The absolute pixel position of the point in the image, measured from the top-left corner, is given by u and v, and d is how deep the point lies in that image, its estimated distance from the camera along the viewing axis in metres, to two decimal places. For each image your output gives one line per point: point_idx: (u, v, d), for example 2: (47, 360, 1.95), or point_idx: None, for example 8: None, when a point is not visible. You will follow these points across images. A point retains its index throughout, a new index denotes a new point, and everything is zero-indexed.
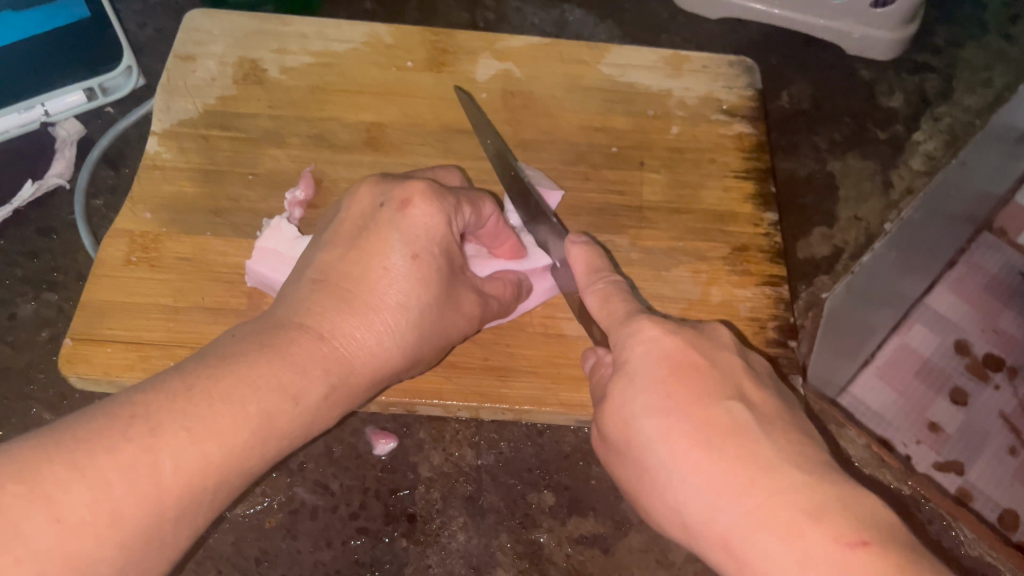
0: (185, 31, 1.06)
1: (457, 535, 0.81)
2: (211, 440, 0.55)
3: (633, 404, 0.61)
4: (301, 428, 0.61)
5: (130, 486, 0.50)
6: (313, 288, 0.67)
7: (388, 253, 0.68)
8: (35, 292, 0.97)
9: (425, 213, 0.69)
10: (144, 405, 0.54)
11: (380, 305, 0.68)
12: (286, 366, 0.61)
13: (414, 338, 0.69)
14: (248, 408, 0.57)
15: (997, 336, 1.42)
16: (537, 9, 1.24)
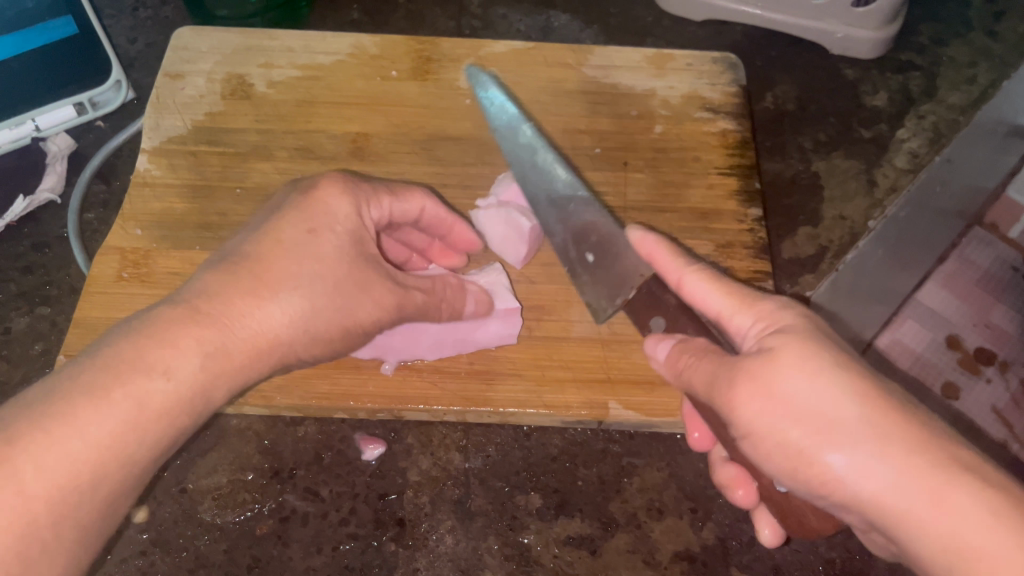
0: (174, 49, 1.07)
1: (445, 539, 0.82)
2: (74, 440, 0.56)
3: (805, 367, 0.60)
4: (191, 403, 0.62)
5: (1, 503, 0.52)
6: (209, 268, 0.67)
7: (283, 230, 0.70)
8: (29, 307, 0.98)
9: (332, 201, 0.73)
10: (8, 423, 0.55)
11: (272, 279, 0.68)
12: (162, 347, 0.61)
13: (313, 308, 0.69)
14: (113, 398, 0.58)
15: (989, 331, 1.44)
16: (523, 15, 1.26)
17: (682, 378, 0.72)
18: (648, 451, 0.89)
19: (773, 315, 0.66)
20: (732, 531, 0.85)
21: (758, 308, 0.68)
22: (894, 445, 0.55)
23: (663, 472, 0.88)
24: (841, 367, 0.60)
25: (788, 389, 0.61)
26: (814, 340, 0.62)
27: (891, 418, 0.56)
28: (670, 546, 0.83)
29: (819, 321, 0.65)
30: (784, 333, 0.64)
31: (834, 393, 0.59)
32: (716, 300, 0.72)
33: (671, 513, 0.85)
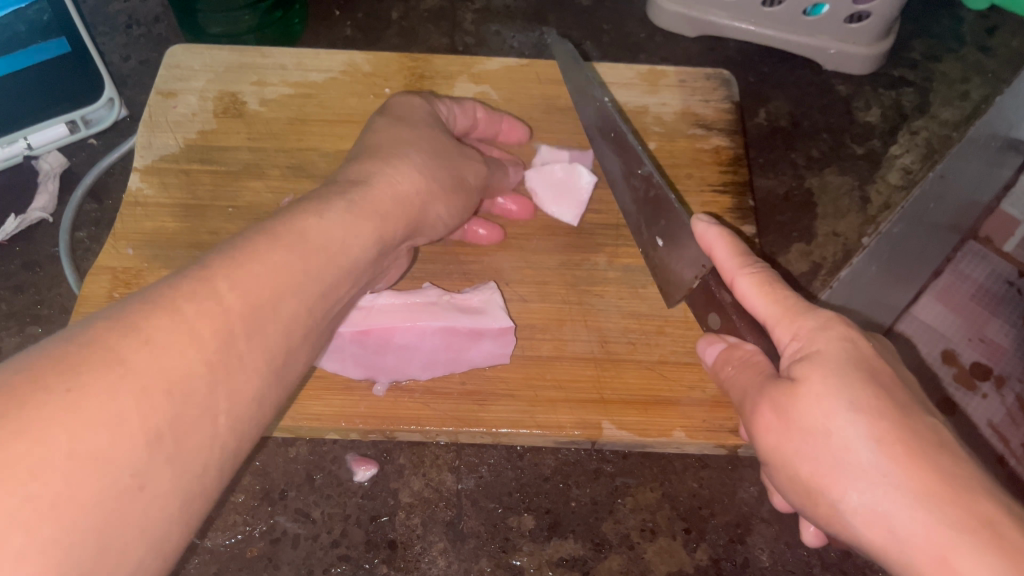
0: (167, 68, 1.07)
1: (437, 561, 0.82)
2: (268, 272, 0.59)
3: (839, 400, 0.61)
4: (328, 261, 0.66)
5: (200, 314, 0.52)
6: (350, 163, 0.81)
7: (396, 127, 0.86)
8: (19, 327, 0.98)
9: (410, 100, 0.91)
10: (210, 262, 0.57)
11: (400, 156, 0.81)
12: (322, 213, 0.69)
13: (430, 167, 0.83)
14: (291, 245, 0.63)
15: (984, 344, 1.43)
16: (516, 32, 1.26)
17: (727, 386, 0.75)
18: (641, 471, 0.88)
19: (830, 335, 0.65)
20: (725, 552, 0.84)
21: (807, 321, 0.68)
22: (905, 487, 0.55)
23: (656, 492, 0.87)
24: (875, 407, 0.59)
25: (812, 422, 0.62)
26: (849, 370, 0.62)
27: (918, 463, 0.55)
28: (664, 567, 0.83)
29: (858, 343, 0.65)
30: (820, 358, 0.64)
31: (860, 431, 0.59)
32: (760, 306, 0.72)
33: (664, 534, 0.85)
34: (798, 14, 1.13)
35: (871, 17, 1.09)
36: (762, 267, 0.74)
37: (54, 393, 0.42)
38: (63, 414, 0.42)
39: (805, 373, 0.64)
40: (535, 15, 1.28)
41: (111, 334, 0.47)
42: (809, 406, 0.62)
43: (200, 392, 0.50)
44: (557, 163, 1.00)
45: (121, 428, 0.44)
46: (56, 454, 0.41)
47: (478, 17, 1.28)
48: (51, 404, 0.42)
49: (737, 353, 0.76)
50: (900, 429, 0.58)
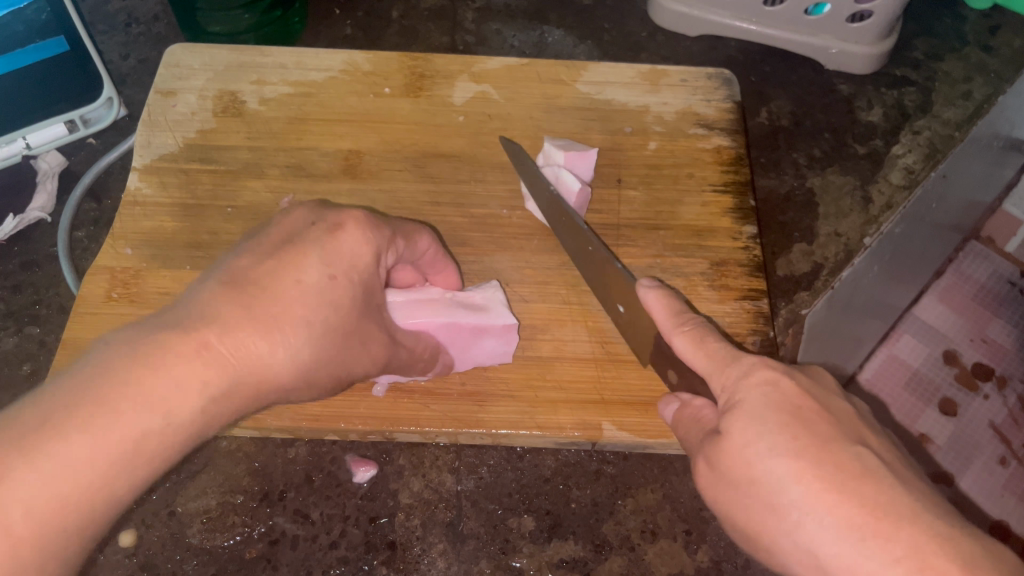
0: (166, 66, 1.06)
1: (437, 563, 0.81)
2: (268, 328, 0.62)
3: (758, 444, 0.59)
4: (340, 327, 0.67)
5: (193, 373, 0.57)
6: (219, 287, 0.62)
7: (303, 268, 0.65)
8: (17, 326, 0.98)
9: (354, 239, 0.68)
10: (215, 311, 0.60)
11: (285, 318, 0.63)
12: (305, 283, 0.64)
13: (349, 293, 0.67)
14: (298, 308, 0.64)
15: (987, 346, 1.43)
16: (516, 31, 1.25)
17: (687, 449, 0.72)
18: (642, 472, 0.88)
19: (751, 380, 0.63)
20: (727, 553, 0.84)
21: (732, 371, 0.65)
22: (834, 523, 0.54)
23: (657, 493, 0.87)
24: (796, 444, 0.58)
25: (739, 467, 0.60)
26: (771, 414, 0.60)
27: (842, 497, 0.55)
28: (664, 569, 0.83)
29: (781, 384, 0.62)
30: (742, 409, 0.62)
31: (787, 473, 0.57)
32: (698, 363, 0.69)
33: (665, 535, 0.84)
34: (800, 13, 1.13)
35: (873, 16, 1.09)
36: (698, 323, 0.71)
37: (72, 419, 0.52)
38: (72, 442, 0.52)
39: (732, 423, 0.62)
40: (535, 14, 1.27)
41: (133, 364, 0.56)
42: (742, 453, 0.61)
43: (201, 424, 0.58)
44: (571, 148, 0.97)
45: (118, 458, 0.53)
46: (54, 475, 0.51)
47: (478, 16, 1.27)
48: (64, 428, 0.52)
49: (693, 407, 0.72)
50: (822, 464, 0.56)
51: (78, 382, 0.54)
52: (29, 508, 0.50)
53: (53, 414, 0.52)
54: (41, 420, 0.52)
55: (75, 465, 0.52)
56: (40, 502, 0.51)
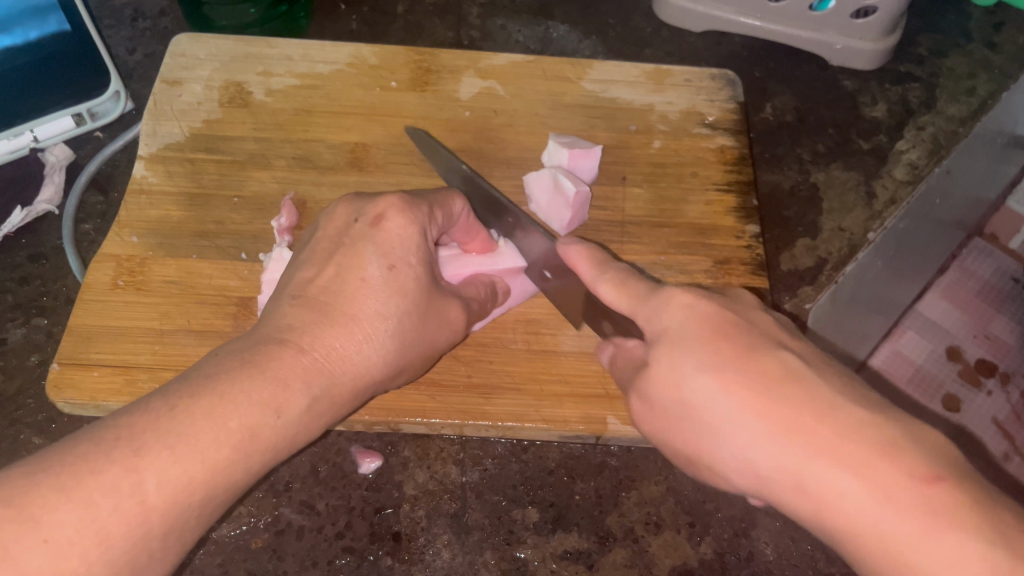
0: (172, 56, 1.07)
1: (442, 553, 0.82)
2: (347, 328, 0.68)
3: (766, 421, 0.56)
4: (416, 321, 0.72)
5: (287, 369, 0.64)
6: (293, 304, 0.69)
7: (364, 265, 0.71)
8: (25, 317, 0.98)
9: (399, 226, 0.73)
10: (296, 322, 0.67)
11: (358, 316, 0.69)
12: (366, 288, 0.70)
13: (416, 291, 0.72)
14: (368, 310, 0.70)
15: (988, 342, 1.43)
16: (522, 26, 1.26)
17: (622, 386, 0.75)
18: (645, 465, 0.88)
19: (672, 307, 0.65)
20: (730, 545, 0.84)
21: (654, 303, 0.67)
22: (856, 492, 0.52)
23: (661, 486, 0.87)
24: (736, 374, 0.59)
25: (681, 402, 0.61)
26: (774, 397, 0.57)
27: (859, 474, 0.52)
28: (667, 561, 0.83)
29: (698, 307, 0.64)
30: (666, 337, 0.64)
31: (730, 406, 0.58)
32: (680, 335, 0.64)
33: (669, 527, 0.85)
34: (805, 8, 1.13)
35: (877, 11, 1.09)
36: (621, 269, 0.73)
37: (195, 407, 0.58)
38: (198, 426, 0.57)
39: (656, 354, 0.64)
40: (540, 9, 1.27)
41: (239, 368, 0.62)
42: (673, 382, 0.62)
43: (304, 419, 0.64)
44: (575, 145, 0.97)
45: (236, 442, 0.59)
46: (187, 453, 0.56)
47: (484, 11, 1.27)
48: (189, 413, 0.57)
49: (627, 348, 0.75)
50: (773, 397, 0.57)
51: (200, 380, 0.60)
52: (162, 478, 0.54)
53: (178, 403, 0.58)
54: (168, 407, 0.57)
55: (203, 448, 0.57)
56: (173, 475, 0.55)
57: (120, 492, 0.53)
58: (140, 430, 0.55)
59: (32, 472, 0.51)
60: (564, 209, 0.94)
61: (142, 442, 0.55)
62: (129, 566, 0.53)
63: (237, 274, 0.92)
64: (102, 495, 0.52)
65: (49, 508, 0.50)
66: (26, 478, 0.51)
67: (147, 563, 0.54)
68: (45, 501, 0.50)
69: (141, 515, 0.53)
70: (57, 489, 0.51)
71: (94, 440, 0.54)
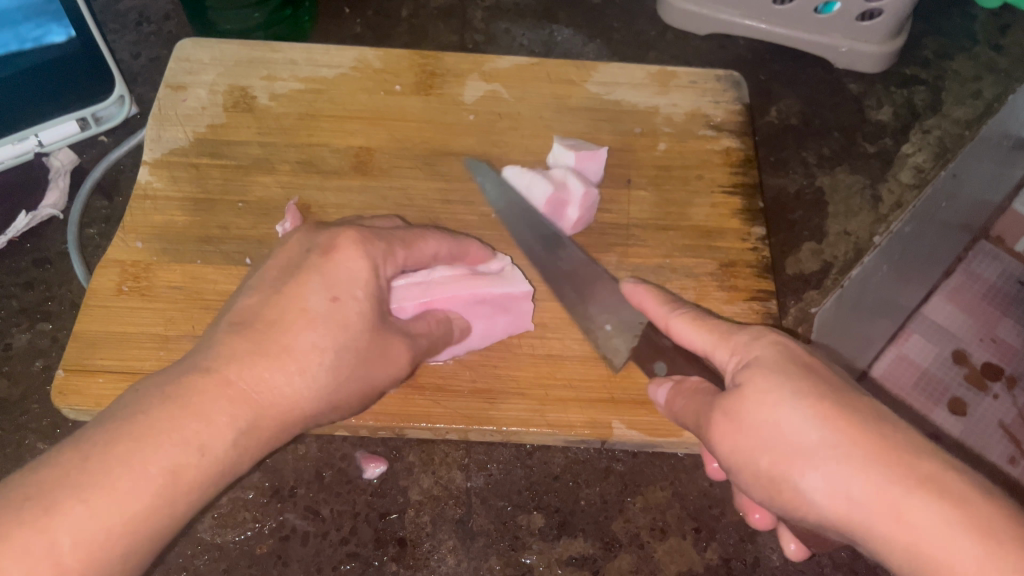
0: (176, 61, 1.07)
1: (447, 559, 0.82)
2: (285, 358, 0.65)
3: (778, 391, 0.58)
4: (357, 352, 0.68)
5: (215, 409, 0.61)
6: (230, 330, 0.65)
7: (306, 295, 0.67)
8: (29, 322, 0.98)
9: (349, 258, 0.70)
10: (228, 353, 0.64)
11: (293, 348, 0.65)
12: (301, 318, 0.66)
13: (356, 325, 0.68)
14: (303, 343, 0.65)
15: (996, 346, 1.40)
16: (526, 29, 1.25)
17: (680, 424, 0.72)
18: (651, 470, 0.88)
19: (761, 341, 0.63)
20: (736, 551, 0.84)
21: (738, 337, 0.65)
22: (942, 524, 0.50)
23: (666, 491, 0.87)
24: (811, 390, 0.58)
25: (752, 415, 0.59)
26: (785, 366, 0.60)
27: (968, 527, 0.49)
28: (673, 567, 0.83)
29: (790, 345, 0.62)
30: (758, 364, 0.61)
31: (804, 414, 0.57)
32: (697, 341, 0.70)
33: (674, 533, 0.85)
34: (809, 11, 1.13)
35: (883, 14, 1.09)
36: (692, 306, 0.74)
37: (109, 459, 0.57)
38: (112, 479, 0.57)
39: (745, 378, 0.61)
40: (545, 12, 1.27)
41: (161, 405, 0.61)
42: (754, 408, 0.59)
43: (232, 456, 0.62)
44: (581, 148, 0.98)
45: (157, 488, 0.58)
46: (97, 508, 0.56)
47: (488, 14, 1.27)
48: (103, 466, 0.57)
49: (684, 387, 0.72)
50: (842, 407, 0.56)
51: (121, 425, 0.59)
52: (76, 536, 0.55)
53: (93, 452, 0.57)
54: (83, 457, 0.57)
55: (116, 501, 0.56)
56: (87, 533, 0.55)
57: (30, 554, 0.53)
58: (50, 485, 0.56)
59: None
60: (569, 207, 0.94)
61: (50, 500, 0.55)
62: None
63: (242, 279, 0.92)
64: (12, 560, 0.52)
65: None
66: None
67: None
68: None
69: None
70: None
71: (8, 496, 0.55)
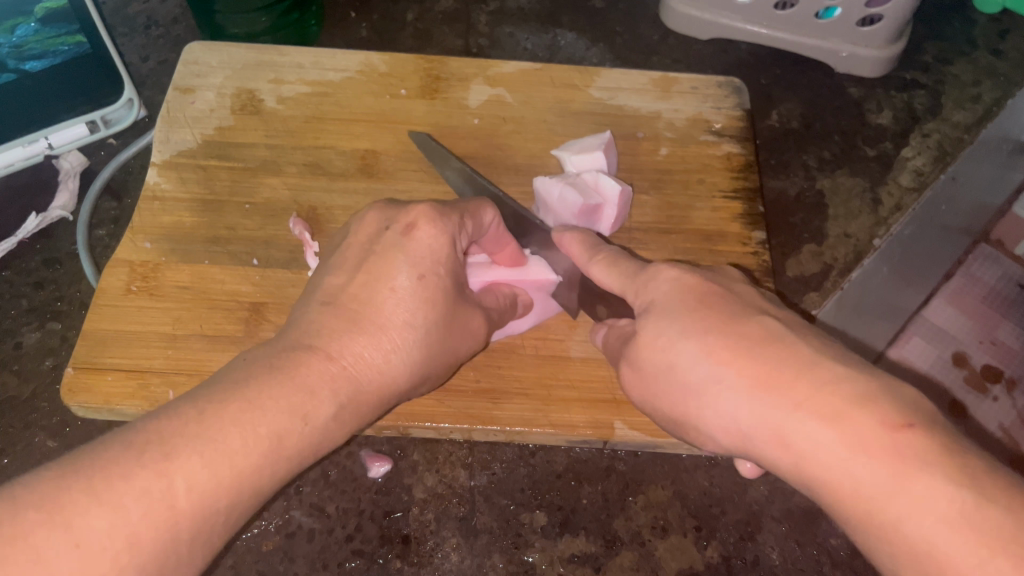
0: (184, 64, 1.08)
1: (450, 556, 0.83)
2: (376, 331, 0.68)
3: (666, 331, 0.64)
4: (440, 327, 0.72)
5: (319, 377, 0.63)
6: (323, 310, 0.69)
7: (394, 274, 0.70)
8: (40, 322, 1.00)
9: (430, 235, 0.72)
10: (322, 330, 0.67)
11: (387, 325, 0.69)
12: (391, 295, 0.70)
13: (443, 301, 0.72)
14: (397, 320, 0.69)
15: (995, 348, 1.41)
16: (530, 33, 1.27)
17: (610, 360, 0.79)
18: (653, 469, 0.89)
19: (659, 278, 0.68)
20: (736, 550, 0.85)
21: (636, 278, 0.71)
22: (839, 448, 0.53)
23: (667, 490, 0.88)
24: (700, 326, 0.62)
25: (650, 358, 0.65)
26: (680, 308, 0.65)
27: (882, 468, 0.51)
28: (673, 564, 0.84)
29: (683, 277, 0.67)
30: (651, 309, 0.66)
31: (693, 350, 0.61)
32: (611, 283, 0.75)
33: (675, 532, 0.86)
34: (810, 17, 1.14)
35: (883, 20, 1.10)
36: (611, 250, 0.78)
37: (224, 411, 0.57)
38: (226, 432, 0.57)
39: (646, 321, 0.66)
40: (548, 17, 1.29)
41: (267, 373, 0.62)
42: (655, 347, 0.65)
43: (330, 426, 0.63)
44: (585, 148, 1.00)
45: (262, 447, 0.58)
46: (214, 458, 0.55)
47: (493, 19, 1.29)
48: (218, 420, 0.57)
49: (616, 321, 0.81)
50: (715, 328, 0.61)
51: (230, 385, 0.60)
52: (191, 481, 0.54)
53: (208, 407, 0.57)
54: (198, 411, 0.57)
55: (233, 452, 0.56)
56: (201, 480, 0.54)
57: (150, 496, 0.52)
58: (169, 436, 0.55)
59: (67, 473, 0.51)
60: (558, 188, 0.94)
61: (171, 448, 0.54)
62: (158, 569, 0.52)
63: (249, 279, 0.93)
64: (133, 499, 0.51)
65: (79, 512, 0.49)
66: (57, 479, 0.50)
67: (175, 566, 0.53)
68: (76, 505, 0.49)
69: (169, 519, 0.52)
70: (87, 491, 0.50)
71: (124, 442, 0.54)
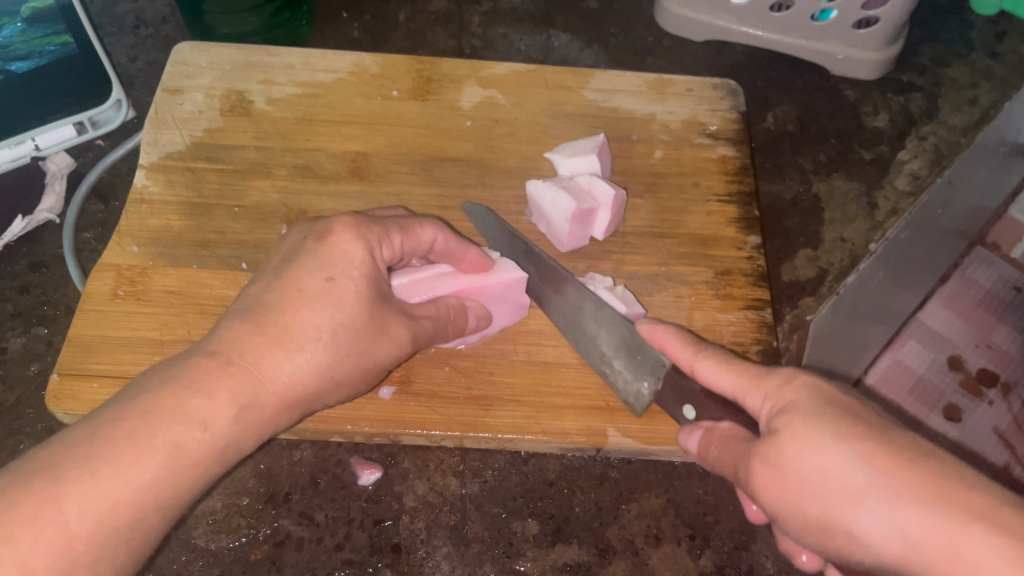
0: (173, 65, 1.07)
1: (440, 565, 0.82)
2: (281, 336, 0.66)
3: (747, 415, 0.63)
4: (355, 328, 0.70)
5: (222, 387, 0.63)
6: (231, 318, 0.67)
7: (304, 280, 0.69)
8: (25, 326, 0.98)
9: (345, 242, 0.71)
10: (227, 338, 0.65)
11: (297, 330, 0.67)
12: (297, 299, 0.68)
13: (358, 305, 0.70)
14: (303, 325, 0.67)
15: (991, 351, 1.40)
16: (524, 35, 1.26)
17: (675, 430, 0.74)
18: (646, 477, 0.88)
19: (735, 356, 0.67)
20: (730, 559, 0.85)
21: (720, 351, 0.69)
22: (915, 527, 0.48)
23: (661, 499, 0.87)
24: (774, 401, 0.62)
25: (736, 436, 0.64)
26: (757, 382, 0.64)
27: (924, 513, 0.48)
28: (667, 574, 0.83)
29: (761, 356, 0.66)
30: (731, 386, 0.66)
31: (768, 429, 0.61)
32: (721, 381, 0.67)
33: (669, 541, 0.85)
34: (806, 19, 1.13)
35: (879, 22, 1.09)
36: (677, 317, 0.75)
37: (117, 430, 0.58)
38: (121, 451, 0.57)
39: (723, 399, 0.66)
40: (542, 18, 1.27)
41: (168, 385, 0.62)
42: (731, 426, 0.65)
43: (236, 435, 0.63)
44: (578, 151, 0.99)
45: (160, 463, 0.58)
46: (107, 479, 0.56)
47: (487, 20, 1.27)
48: (112, 441, 0.57)
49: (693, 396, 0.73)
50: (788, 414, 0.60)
51: (126, 404, 0.60)
52: (82, 505, 0.55)
53: (99, 427, 0.58)
54: (91, 434, 0.58)
55: (127, 472, 0.57)
56: (94, 503, 0.55)
57: (40, 524, 0.53)
58: (58, 461, 0.56)
59: None
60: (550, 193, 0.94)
61: (59, 472, 0.55)
62: None
63: (238, 284, 0.92)
64: (22, 528, 0.53)
65: None
66: None
67: None
68: None
69: (62, 544, 0.54)
70: None
71: (17, 471, 0.55)
